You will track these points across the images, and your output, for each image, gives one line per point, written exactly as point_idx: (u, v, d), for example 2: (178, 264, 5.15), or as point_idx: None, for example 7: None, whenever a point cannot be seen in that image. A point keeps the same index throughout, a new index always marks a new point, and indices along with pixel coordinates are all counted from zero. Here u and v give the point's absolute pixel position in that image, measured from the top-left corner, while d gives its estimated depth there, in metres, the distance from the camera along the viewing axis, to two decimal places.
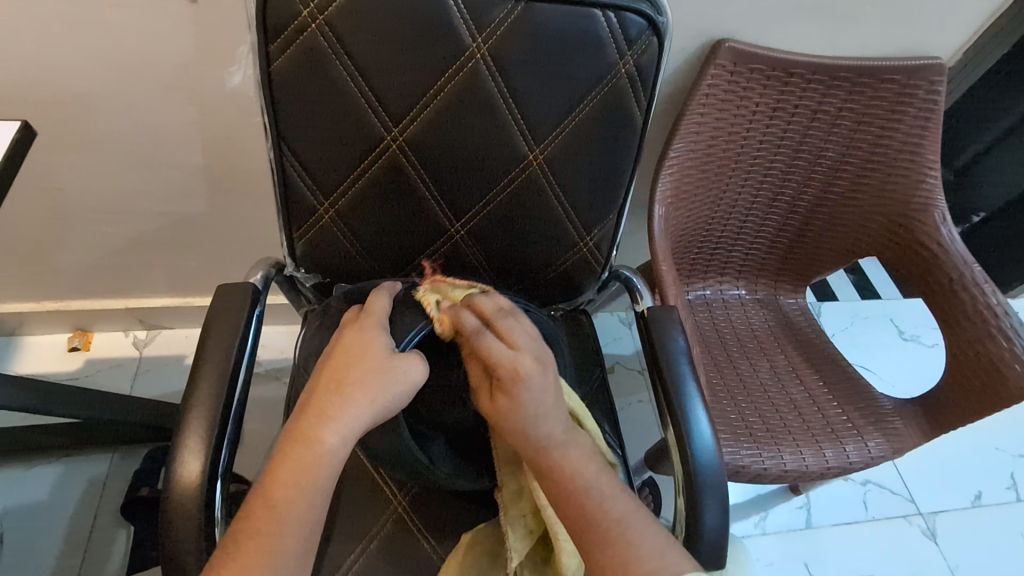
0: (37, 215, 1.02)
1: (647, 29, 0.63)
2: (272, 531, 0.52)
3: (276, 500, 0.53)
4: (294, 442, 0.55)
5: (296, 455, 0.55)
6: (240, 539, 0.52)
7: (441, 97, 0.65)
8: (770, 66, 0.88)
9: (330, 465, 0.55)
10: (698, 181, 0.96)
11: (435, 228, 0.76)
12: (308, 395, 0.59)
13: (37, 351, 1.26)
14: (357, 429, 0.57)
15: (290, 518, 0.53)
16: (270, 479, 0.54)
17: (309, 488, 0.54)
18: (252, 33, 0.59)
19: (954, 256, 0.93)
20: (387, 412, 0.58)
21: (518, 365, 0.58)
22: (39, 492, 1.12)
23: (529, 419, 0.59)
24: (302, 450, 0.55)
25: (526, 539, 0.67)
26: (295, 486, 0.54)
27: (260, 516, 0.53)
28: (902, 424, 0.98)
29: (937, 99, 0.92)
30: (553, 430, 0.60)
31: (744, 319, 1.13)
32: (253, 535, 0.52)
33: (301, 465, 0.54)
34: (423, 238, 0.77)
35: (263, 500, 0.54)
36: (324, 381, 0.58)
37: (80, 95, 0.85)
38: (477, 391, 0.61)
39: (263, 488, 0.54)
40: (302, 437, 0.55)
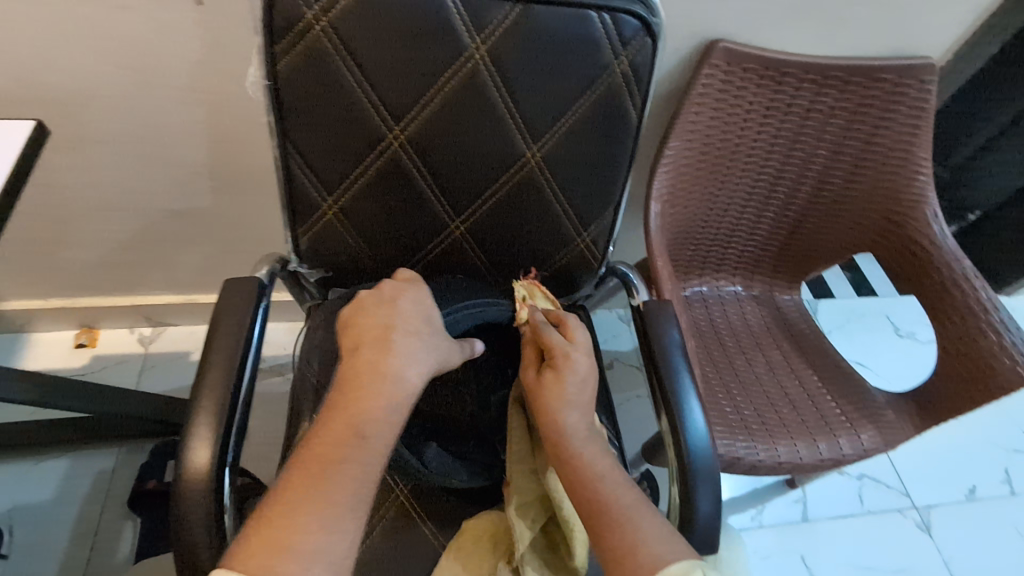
0: (46, 213, 1.05)
1: (641, 30, 0.65)
2: (360, 456, 0.55)
3: (365, 429, 0.56)
4: (368, 380, 0.58)
5: (380, 388, 0.58)
6: (322, 460, 0.54)
7: (441, 97, 0.67)
8: (764, 65, 0.90)
9: (405, 402, 0.58)
10: (694, 178, 0.98)
11: (435, 226, 0.78)
12: (378, 334, 0.61)
13: (44, 347, 1.28)
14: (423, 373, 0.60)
15: (376, 447, 0.56)
16: (354, 409, 0.57)
17: (394, 420, 0.57)
18: (258, 34, 0.61)
19: (945, 253, 0.95)
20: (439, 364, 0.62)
21: (572, 351, 0.67)
22: (48, 484, 1.14)
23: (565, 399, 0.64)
24: (386, 385, 0.58)
25: (532, 529, 0.68)
26: (382, 418, 0.57)
27: (346, 442, 0.55)
28: (895, 417, 1.00)
29: (928, 98, 0.94)
30: (577, 419, 0.63)
31: (740, 315, 1.15)
32: (341, 459, 0.54)
33: (387, 398, 0.57)
34: (423, 235, 0.79)
35: (350, 427, 0.56)
36: (379, 331, 0.61)
37: (89, 95, 0.87)
38: (529, 365, 0.69)
39: (344, 417, 0.56)
40: (377, 375, 0.58)
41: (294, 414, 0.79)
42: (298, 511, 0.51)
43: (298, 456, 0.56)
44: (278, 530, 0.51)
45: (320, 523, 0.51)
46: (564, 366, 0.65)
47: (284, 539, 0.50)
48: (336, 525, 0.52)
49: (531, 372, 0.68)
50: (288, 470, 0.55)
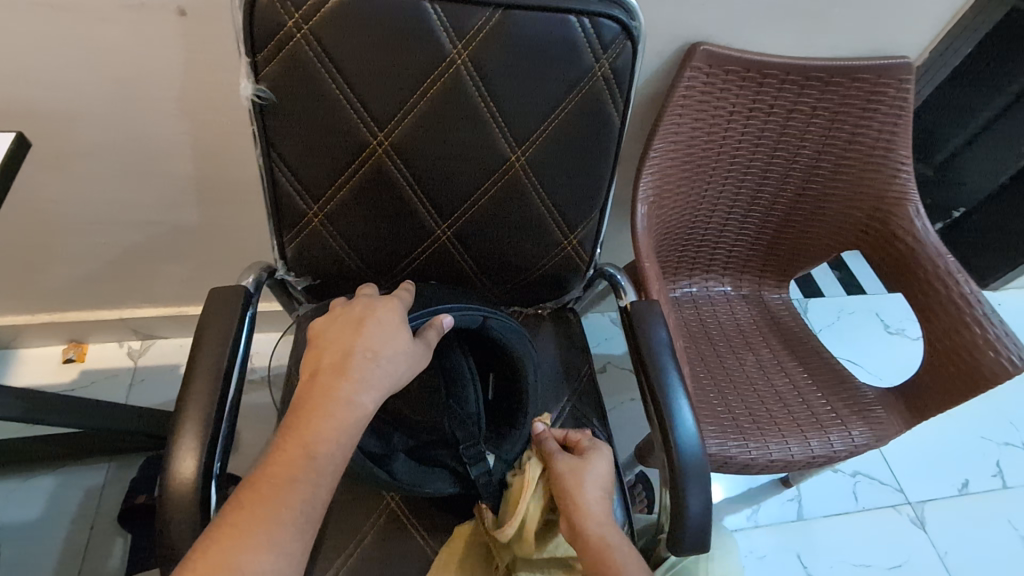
0: (30, 228, 1.04)
1: (621, 33, 0.66)
2: (309, 477, 0.54)
3: (316, 448, 0.55)
4: (323, 399, 0.57)
5: (335, 410, 0.57)
6: (270, 482, 0.53)
7: (425, 102, 0.67)
8: (745, 67, 0.91)
9: (360, 421, 0.58)
10: (680, 180, 0.99)
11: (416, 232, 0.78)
12: (337, 358, 0.60)
13: (31, 363, 1.27)
14: (386, 391, 0.60)
15: (326, 467, 0.55)
16: (307, 429, 0.56)
17: (347, 442, 0.57)
18: (239, 42, 0.61)
19: (928, 248, 0.96)
20: (401, 382, 0.61)
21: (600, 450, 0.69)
22: (37, 502, 1.12)
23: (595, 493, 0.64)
24: (341, 406, 0.57)
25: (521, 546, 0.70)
26: (335, 438, 0.56)
27: (296, 463, 0.54)
28: (885, 413, 1.01)
29: (907, 96, 0.95)
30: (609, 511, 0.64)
31: (730, 313, 1.16)
32: (290, 479, 0.53)
33: (341, 418, 0.57)
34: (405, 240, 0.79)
35: (301, 449, 0.55)
36: (341, 351, 0.60)
37: (74, 107, 0.87)
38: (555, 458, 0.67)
39: (297, 436, 0.56)
40: (332, 394, 0.57)
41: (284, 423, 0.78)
42: (244, 533, 0.50)
43: (247, 480, 0.54)
44: (222, 552, 0.49)
45: (264, 544, 0.50)
46: (593, 456, 0.68)
47: (227, 563, 0.49)
48: (282, 550, 0.50)
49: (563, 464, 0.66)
50: (231, 491, 0.54)
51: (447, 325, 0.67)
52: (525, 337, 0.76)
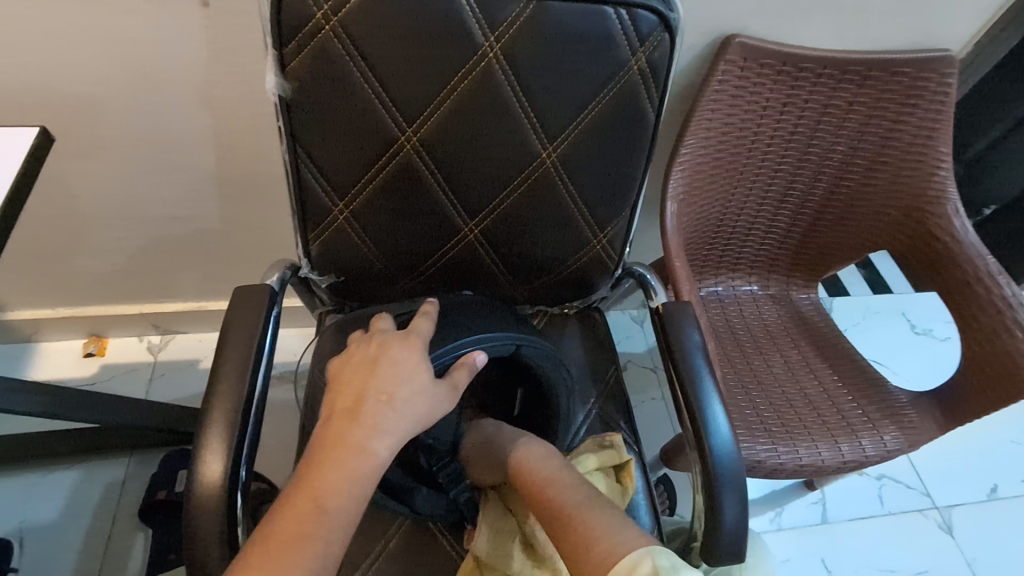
0: (51, 222, 1.03)
1: (659, 25, 0.64)
2: (322, 532, 0.52)
3: (326, 500, 0.53)
4: (336, 447, 0.56)
5: (348, 458, 0.55)
6: (281, 541, 0.51)
7: (455, 97, 0.65)
8: (781, 61, 0.88)
9: (375, 471, 0.56)
10: (710, 176, 0.96)
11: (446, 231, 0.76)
12: (351, 402, 0.58)
13: (52, 357, 1.27)
14: (403, 437, 0.58)
15: (338, 521, 0.53)
16: (318, 480, 0.54)
17: (359, 491, 0.55)
18: (266, 35, 0.59)
19: (967, 248, 0.93)
20: (421, 425, 0.59)
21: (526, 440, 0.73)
22: (58, 495, 1.13)
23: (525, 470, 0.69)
24: (353, 454, 0.55)
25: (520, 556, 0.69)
26: (345, 488, 0.54)
27: (308, 516, 0.53)
28: (918, 417, 0.98)
29: (949, 91, 0.92)
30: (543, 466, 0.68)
31: (757, 314, 1.13)
32: (303, 535, 0.52)
33: (353, 467, 0.55)
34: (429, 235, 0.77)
35: (312, 502, 0.53)
36: (356, 393, 0.58)
37: (96, 101, 0.86)
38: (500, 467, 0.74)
39: (306, 489, 0.54)
40: (345, 442, 0.56)
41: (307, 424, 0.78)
42: None
43: (255, 536, 0.52)
44: None
45: None
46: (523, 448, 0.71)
47: None
48: None
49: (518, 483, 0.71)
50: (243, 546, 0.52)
51: (479, 363, 0.65)
52: (559, 360, 0.74)
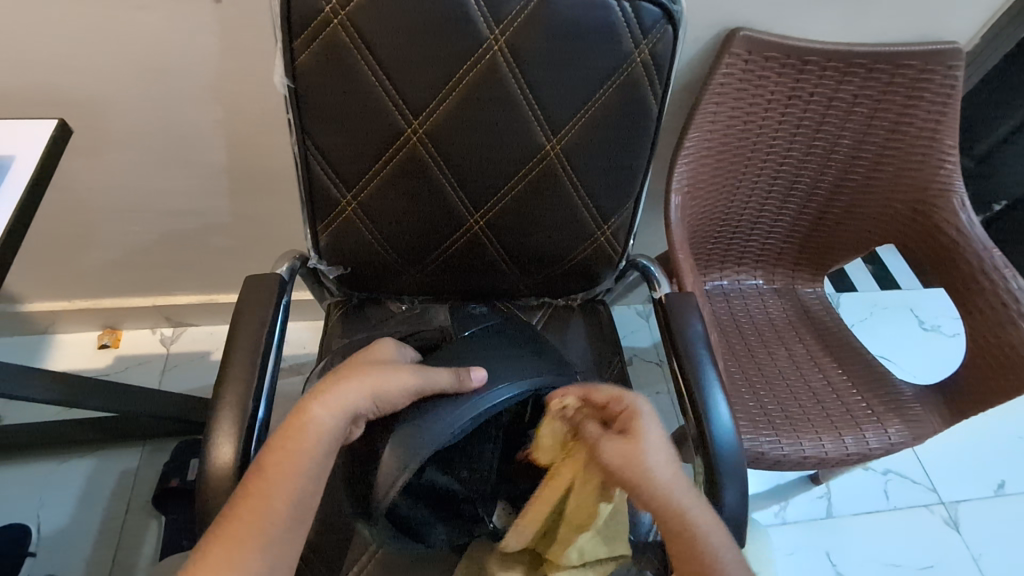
0: (67, 215, 1.06)
1: (662, 17, 0.64)
2: (262, 509, 0.53)
3: (266, 476, 0.54)
4: (286, 423, 0.56)
5: (293, 434, 0.54)
6: (231, 519, 0.53)
7: (461, 89, 0.66)
8: (785, 54, 0.89)
9: (319, 445, 0.54)
10: (714, 169, 0.96)
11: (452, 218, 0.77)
12: (315, 380, 0.59)
13: (68, 348, 1.30)
14: (349, 410, 0.55)
15: (282, 498, 0.53)
16: (266, 458, 0.54)
17: (302, 467, 0.54)
18: (276, 29, 0.61)
19: (973, 241, 0.93)
20: (374, 401, 0.56)
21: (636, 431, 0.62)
22: (74, 483, 1.15)
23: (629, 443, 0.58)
24: (298, 429, 0.54)
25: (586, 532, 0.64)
26: (289, 463, 0.54)
27: (253, 495, 0.53)
28: (923, 411, 0.98)
29: (955, 84, 0.92)
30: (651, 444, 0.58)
31: (762, 308, 1.13)
32: (246, 513, 0.52)
33: (296, 442, 0.54)
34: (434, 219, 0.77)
35: (256, 480, 0.54)
36: (325, 374, 0.59)
37: (111, 96, 0.88)
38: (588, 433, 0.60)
39: (259, 465, 0.55)
40: (293, 416, 0.55)
41: None
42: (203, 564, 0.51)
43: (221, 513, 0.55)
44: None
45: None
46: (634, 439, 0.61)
47: None
48: None
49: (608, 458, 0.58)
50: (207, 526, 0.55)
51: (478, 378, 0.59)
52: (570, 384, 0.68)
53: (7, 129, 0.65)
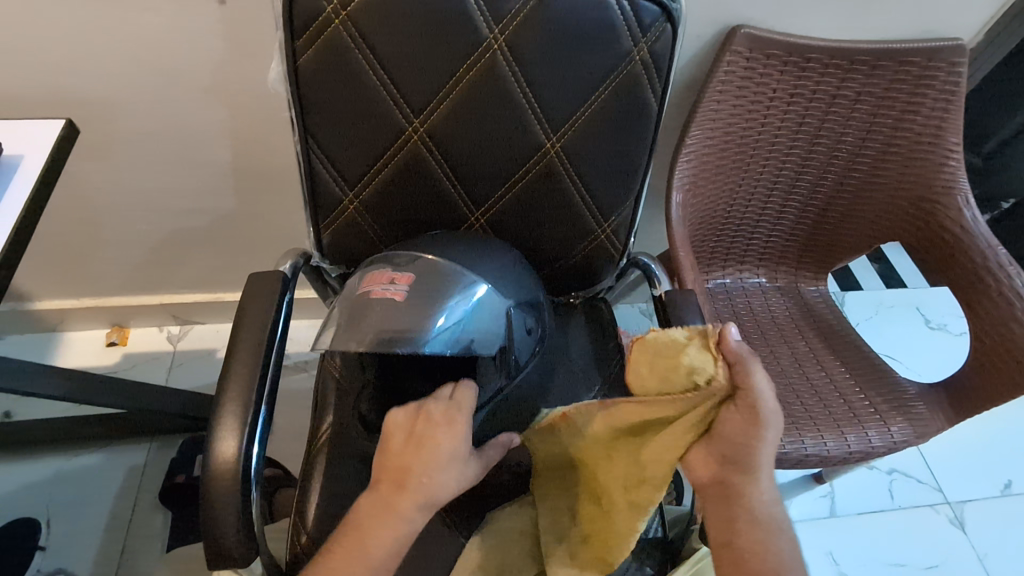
0: (76, 214, 1.07)
1: (661, 16, 0.65)
2: None
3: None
4: (368, 522, 0.58)
5: (376, 538, 0.57)
6: None
7: (461, 88, 0.67)
8: (787, 52, 0.89)
9: (398, 549, 0.58)
10: (716, 168, 0.97)
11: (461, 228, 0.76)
12: (390, 476, 0.59)
13: (77, 346, 1.32)
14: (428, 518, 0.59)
15: None
16: (344, 555, 0.57)
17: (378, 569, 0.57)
18: (278, 30, 0.61)
19: (977, 239, 0.92)
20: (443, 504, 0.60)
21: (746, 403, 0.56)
22: (82, 478, 1.17)
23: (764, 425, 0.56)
24: (380, 534, 0.57)
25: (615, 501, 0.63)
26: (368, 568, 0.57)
27: None
28: (926, 409, 0.98)
29: (959, 80, 0.91)
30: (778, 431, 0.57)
31: (765, 307, 1.13)
32: None
33: (378, 546, 0.57)
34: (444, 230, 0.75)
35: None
36: (399, 470, 0.58)
37: (118, 96, 0.89)
38: (754, 381, 0.55)
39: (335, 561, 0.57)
40: (377, 519, 0.58)
41: (318, 407, 0.81)
42: None
43: None
44: None
45: None
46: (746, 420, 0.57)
47: None
48: None
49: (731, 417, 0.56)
50: None
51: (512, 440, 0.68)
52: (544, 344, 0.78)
53: (16, 129, 0.66)
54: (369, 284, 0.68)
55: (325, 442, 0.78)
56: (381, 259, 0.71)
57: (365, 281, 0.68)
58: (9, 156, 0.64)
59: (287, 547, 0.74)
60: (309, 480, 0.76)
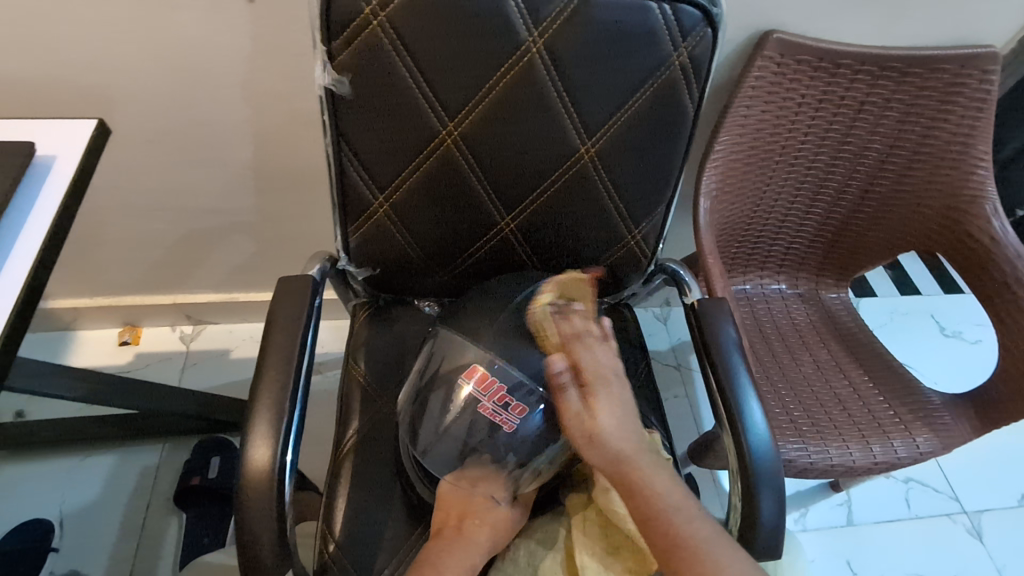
0: (93, 213, 1.06)
1: (702, 20, 0.64)
2: None
3: None
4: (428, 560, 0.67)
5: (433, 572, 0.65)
6: None
7: (497, 91, 0.66)
8: (818, 57, 0.88)
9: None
10: (742, 173, 0.96)
11: (566, 317, 0.70)
12: (450, 527, 0.70)
13: (89, 345, 1.30)
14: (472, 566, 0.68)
15: None
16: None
17: None
18: (315, 30, 0.60)
19: (1006, 249, 0.91)
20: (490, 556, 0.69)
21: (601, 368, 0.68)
22: (95, 479, 1.16)
23: (606, 378, 0.68)
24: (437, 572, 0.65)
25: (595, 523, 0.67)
26: None
27: None
28: (952, 420, 0.97)
29: (990, 88, 0.90)
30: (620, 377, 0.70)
31: (786, 313, 1.12)
32: None
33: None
34: (548, 314, 0.70)
35: None
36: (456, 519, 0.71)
37: (145, 95, 0.88)
38: (578, 353, 0.68)
39: None
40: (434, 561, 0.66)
41: (343, 413, 0.80)
42: None
43: None
44: None
45: None
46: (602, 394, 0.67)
47: None
48: None
49: (571, 400, 0.66)
50: None
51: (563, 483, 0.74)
52: None
53: (48, 127, 0.65)
54: (475, 383, 0.65)
55: (351, 447, 0.77)
56: (488, 353, 0.66)
57: (471, 376, 0.65)
58: (42, 155, 0.63)
59: (315, 554, 0.73)
60: (335, 486, 0.75)
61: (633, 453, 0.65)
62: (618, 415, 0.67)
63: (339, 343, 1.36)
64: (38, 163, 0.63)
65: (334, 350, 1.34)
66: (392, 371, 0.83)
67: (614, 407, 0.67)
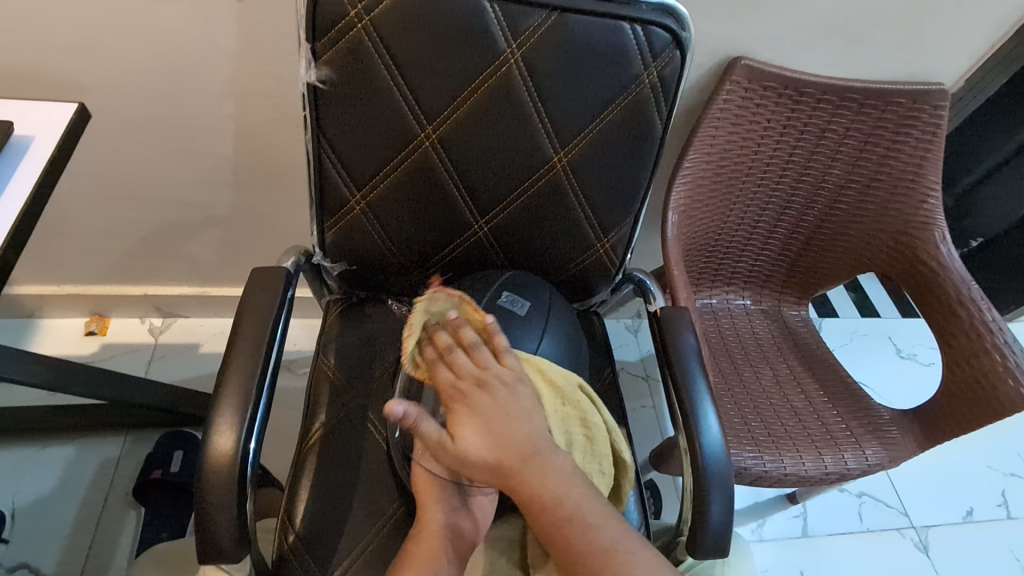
0: (66, 200, 1.06)
1: (671, 42, 0.68)
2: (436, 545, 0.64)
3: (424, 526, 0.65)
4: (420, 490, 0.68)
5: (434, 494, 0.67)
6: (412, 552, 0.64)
7: (475, 98, 0.69)
8: (783, 84, 0.93)
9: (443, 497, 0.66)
10: (710, 190, 1.00)
11: (537, 307, 0.75)
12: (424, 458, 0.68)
13: (52, 334, 1.28)
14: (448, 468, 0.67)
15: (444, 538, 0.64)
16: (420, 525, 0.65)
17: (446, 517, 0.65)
18: (300, 29, 0.62)
19: (953, 274, 0.97)
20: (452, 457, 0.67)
21: (458, 353, 0.66)
22: (52, 469, 1.14)
23: (486, 383, 0.64)
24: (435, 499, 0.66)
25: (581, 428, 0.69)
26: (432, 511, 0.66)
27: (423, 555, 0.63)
28: (899, 434, 1.01)
29: (940, 123, 0.97)
30: (524, 388, 0.64)
31: (749, 328, 1.16)
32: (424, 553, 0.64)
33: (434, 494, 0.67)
34: (521, 307, 0.73)
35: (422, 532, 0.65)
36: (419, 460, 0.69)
37: (125, 83, 0.89)
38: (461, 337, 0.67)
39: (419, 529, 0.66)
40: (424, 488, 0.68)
41: (311, 406, 0.81)
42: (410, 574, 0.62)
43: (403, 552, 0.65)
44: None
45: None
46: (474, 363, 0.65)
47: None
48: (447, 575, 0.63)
49: (453, 357, 0.66)
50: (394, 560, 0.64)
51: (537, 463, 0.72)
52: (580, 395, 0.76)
53: (27, 108, 0.66)
54: None
55: (317, 441, 0.78)
56: None
57: None
58: (19, 136, 0.63)
59: (274, 545, 0.73)
60: (299, 479, 0.75)
61: (515, 462, 0.61)
62: (494, 424, 0.62)
63: (310, 341, 1.36)
64: (13, 143, 0.63)
65: (306, 348, 1.34)
66: (362, 369, 0.84)
67: (488, 416, 0.62)
